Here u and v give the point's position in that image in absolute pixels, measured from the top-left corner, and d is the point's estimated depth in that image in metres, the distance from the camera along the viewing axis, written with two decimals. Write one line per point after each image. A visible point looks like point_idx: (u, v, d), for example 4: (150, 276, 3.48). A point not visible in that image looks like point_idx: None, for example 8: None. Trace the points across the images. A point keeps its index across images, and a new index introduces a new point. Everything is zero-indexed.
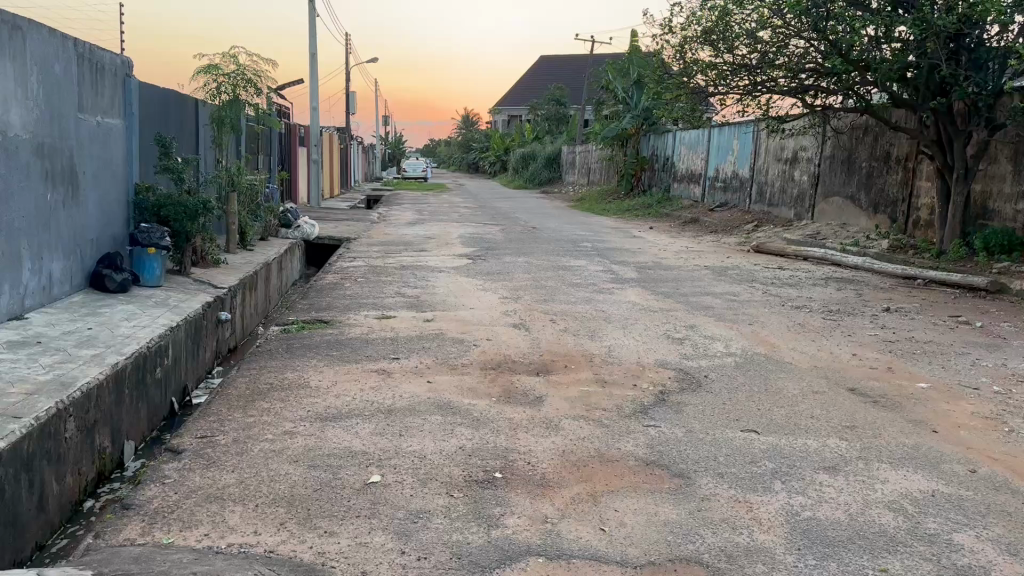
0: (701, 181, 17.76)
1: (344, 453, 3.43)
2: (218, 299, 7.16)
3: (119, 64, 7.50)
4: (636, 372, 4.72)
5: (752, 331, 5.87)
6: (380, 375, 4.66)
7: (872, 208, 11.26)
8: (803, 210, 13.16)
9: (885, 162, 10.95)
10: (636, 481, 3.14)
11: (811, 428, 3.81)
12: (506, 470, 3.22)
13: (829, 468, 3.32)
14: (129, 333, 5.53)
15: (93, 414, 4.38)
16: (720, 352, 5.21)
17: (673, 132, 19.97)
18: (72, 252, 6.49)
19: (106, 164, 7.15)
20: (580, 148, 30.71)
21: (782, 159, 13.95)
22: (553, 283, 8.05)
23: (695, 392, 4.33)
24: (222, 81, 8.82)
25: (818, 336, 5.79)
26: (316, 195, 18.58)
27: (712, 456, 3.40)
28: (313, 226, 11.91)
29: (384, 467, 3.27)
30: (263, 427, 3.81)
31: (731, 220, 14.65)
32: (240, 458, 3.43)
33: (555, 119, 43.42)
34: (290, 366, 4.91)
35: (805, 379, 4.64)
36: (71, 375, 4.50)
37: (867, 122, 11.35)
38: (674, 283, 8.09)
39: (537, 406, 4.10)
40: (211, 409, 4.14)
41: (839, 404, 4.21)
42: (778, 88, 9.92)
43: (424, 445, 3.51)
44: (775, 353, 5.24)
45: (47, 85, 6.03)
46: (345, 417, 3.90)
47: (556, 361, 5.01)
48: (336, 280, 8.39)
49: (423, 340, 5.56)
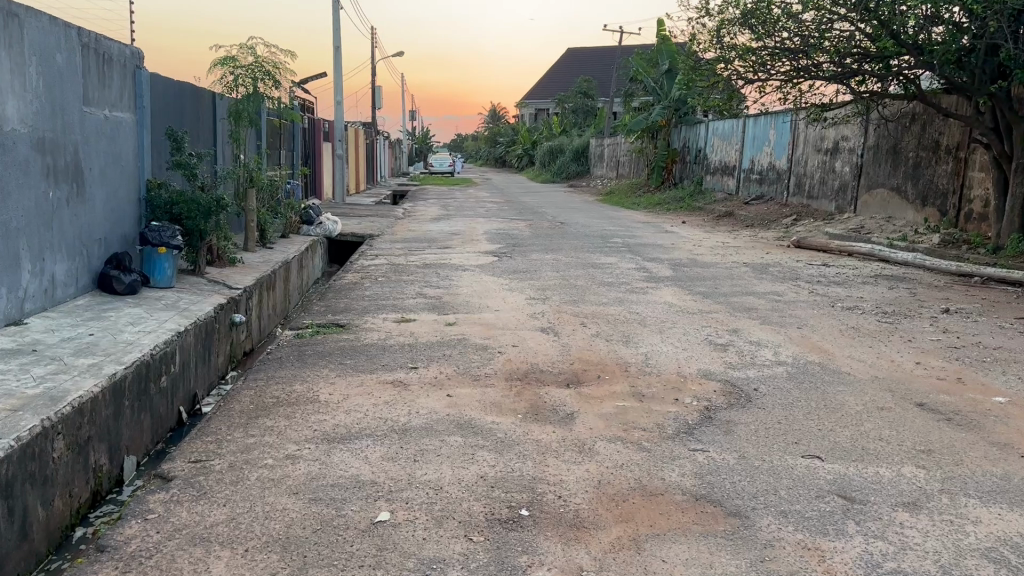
0: (735, 173, 17.19)
1: (350, 483, 3.02)
2: (232, 299, 6.80)
3: (128, 55, 7.19)
4: (677, 385, 4.27)
5: (802, 336, 5.39)
6: (397, 388, 4.25)
7: (920, 199, 10.65)
8: (845, 202, 12.57)
9: (934, 151, 10.35)
10: (685, 521, 2.71)
11: (882, 453, 3.35)
12: (533, 507, 2.80)
13: (909, 505, 2.87)
14: (132, 339, 5.18)
15: (86, 430, 4.04)
16: (769, 361, 4.75)
17: (706, 123, 19.40)
18: (77, 252, 6.17)
19: (115, 160, 6.84)
20: (608, 141, 30.16)
21: (822, 149, 13.35)
22: (583, 282, 7.60)
23: (745, 409, 3.88)
24: (240, 74, 8.46)
25: (875, 342, 5.29)
26: (341, 190, 18.26)
27: (771, 490, 2.96)
28: (335, 223, 11.59)
29: (394, 501, 2.86)
30: (263, 450, 3.43)
31: (768, 214, 14.10)
32: (234, 488, 3.04)
33: (584, 111, 42.87)
34: (299, 376, 4.52)
35: (867, 394, 4.16)
36: (62, 388, 4.15)
37: (914, 109, 10.76)
38: (714, 282, 7.60)
39: (568, 425, 3.67)
40: (209, 429, 3.76)
41: (909, 423, 3.73)
42: (821, 72, 9.37)
43: (441, 473, 3.10)
44: (829, 362, 4.76)
45: (49, 77, 5.71)
46: (354, 438, 3.51)
47: (588, 370, 4.58)
48: (356, 279, 8.00)
49: (444, 346, 5.15)
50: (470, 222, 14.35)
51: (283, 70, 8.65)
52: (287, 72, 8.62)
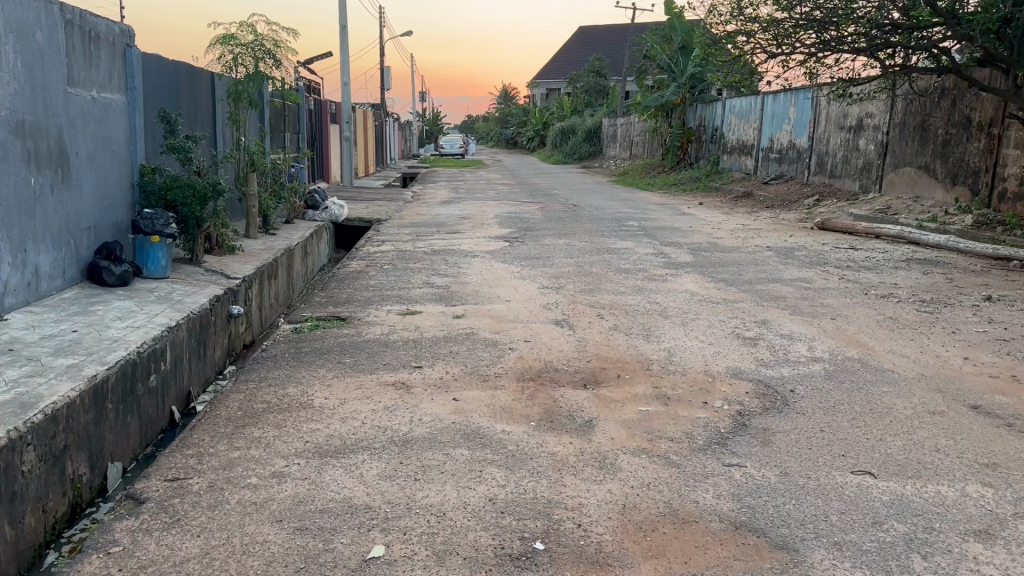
0: (754, 152, 16.71)
1: (342, 508, 2.68)
2: (229, 290, 6.47)
3: (117, 32, 6.81)
4: (705, 385, 3.90)
5: (836, 328, 5.00)
6: (398, 391, 3.89)
7: (949, 178, 10.16)
8: (869, 181, 12.09)
9: (965, 127, 9.88)
10: (724, 556, 2.35)
11: (941, 468, 2.96)
12: (549, 539, 2.44)
13: (981, 534, 2.49)
14: (118, 336, 4.84)
15: (62, 439, 3.68)
16: (803, 357, 4.36)
17: (723, 100, 18.88)
18: (63, 240, 5.83)
19: (104, 143, 6.48)
20: (621, 120, 29.59)
21: (845, 126, 12.86)
22: (599, 269, 7.22)
23: (782, 415, 3.49)
24: (240, 53, 8.03)
25: (916, 334, 4.88)
26: (349, 172, 17.88)
27: (821, 516, 2.59)
28: (341, 207, 11.25)
29: (390, 531, 2.51)
30: (247, 467, 3.08)
31: (788, 194, 13.64)
32: (211, 515, 2.70)
33: (596, 91, 42.20)
34: (294, 378, 4.16)
35: (915, 395, 3.77)
36: (34, 394, 3.78)
37: (945, 83, 10.28)
38: (737, 269, 7.19)
39: (588, 434, 3.30)
40: (191, 440, 3.41)
41: (967, 430, 3.34)
42: (849, 45, 8.91)
43: (444, 495, 2.74)
44: (870, 358, 4.37)
45: (28, 55, 5.33)
46: (348, 452, 3.15)
47: (607, 369, 4.21)
48: (361, 267, 7.63)
49: (451, 342, 4.78)
50: (480, 205, 13.94)
51: (284, 49, 8.24)
52: (289, 51, 8.20)
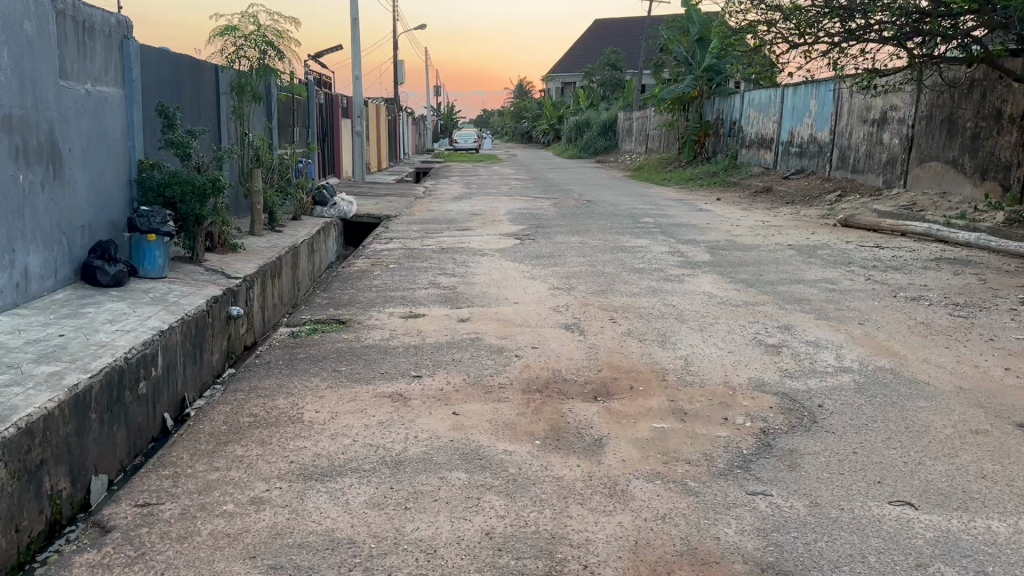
0: (773, 145, 16.32)
1: (323, 543, 2.41)
2: (229, 291, 6.22)
3: (114, 24, 6.60)
4: (725, 400, 3.60)
5: (865, 335, 4.69)
6: (394, 405, 3.62)
7: (978, 172, 9.78)
8: (893, 175, 11.71)
9: (996, 120, 9.49)
10: None
11: (991, 499, 2.66)
12: None
13: None
14: (106, 340, 4.60)
15: (37, 453, 3.41)
16: (831, 367, 4.06)
17: (741, 93, 18.49)
18: (55, 240, 5.60)
19: (99, 138, 6.25)
20: (637, 113, 29.22)
21: (869, 120, 12.47)
22: (612, 268, 6.92)
23: (810, 434, 3.20)
24: (242, 45, 7.77)
25: (952, 342, 4.56)
26: (360, 167, 17.62)
27: (858, 556, 2.30)
28: (350, 203, 10.98)
29: (374, 572, 2.25)
30: (225, 491, 2.83)
31: (809, 189, 13.27)
32: (180, 549, 2.45)
33: (611, 84, 41.77)
34: (284, 388, 3.90)
35: (954, 411, 3.46)
36: (9, 405, 3.51)
37: (975, 74, 9.90)
38: (758, 268, 6.87)
39: (596, 455, 3.02)
40: (169, 458, 3.16)
41: (1015, 453, 3.03)
42: (876, 33, 8.57)
43: (437, 528, 2.47)
44: (902, 368, 4.06)
45: (15, 47, 5.08)
46: (336, 474, 2.89)
47: (619, 380, 3.92)
48: (365, 266, 7.38)
49: (453, 349, 4.51)
50: (492, 201, 13.65)
51: (287, 41, 7.97)
52: (292, 43, 7.93)
